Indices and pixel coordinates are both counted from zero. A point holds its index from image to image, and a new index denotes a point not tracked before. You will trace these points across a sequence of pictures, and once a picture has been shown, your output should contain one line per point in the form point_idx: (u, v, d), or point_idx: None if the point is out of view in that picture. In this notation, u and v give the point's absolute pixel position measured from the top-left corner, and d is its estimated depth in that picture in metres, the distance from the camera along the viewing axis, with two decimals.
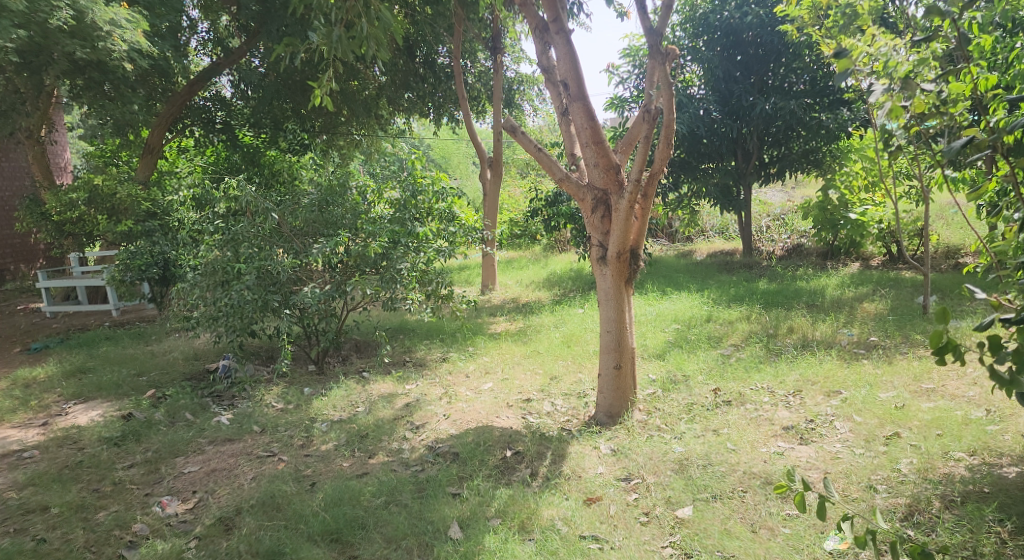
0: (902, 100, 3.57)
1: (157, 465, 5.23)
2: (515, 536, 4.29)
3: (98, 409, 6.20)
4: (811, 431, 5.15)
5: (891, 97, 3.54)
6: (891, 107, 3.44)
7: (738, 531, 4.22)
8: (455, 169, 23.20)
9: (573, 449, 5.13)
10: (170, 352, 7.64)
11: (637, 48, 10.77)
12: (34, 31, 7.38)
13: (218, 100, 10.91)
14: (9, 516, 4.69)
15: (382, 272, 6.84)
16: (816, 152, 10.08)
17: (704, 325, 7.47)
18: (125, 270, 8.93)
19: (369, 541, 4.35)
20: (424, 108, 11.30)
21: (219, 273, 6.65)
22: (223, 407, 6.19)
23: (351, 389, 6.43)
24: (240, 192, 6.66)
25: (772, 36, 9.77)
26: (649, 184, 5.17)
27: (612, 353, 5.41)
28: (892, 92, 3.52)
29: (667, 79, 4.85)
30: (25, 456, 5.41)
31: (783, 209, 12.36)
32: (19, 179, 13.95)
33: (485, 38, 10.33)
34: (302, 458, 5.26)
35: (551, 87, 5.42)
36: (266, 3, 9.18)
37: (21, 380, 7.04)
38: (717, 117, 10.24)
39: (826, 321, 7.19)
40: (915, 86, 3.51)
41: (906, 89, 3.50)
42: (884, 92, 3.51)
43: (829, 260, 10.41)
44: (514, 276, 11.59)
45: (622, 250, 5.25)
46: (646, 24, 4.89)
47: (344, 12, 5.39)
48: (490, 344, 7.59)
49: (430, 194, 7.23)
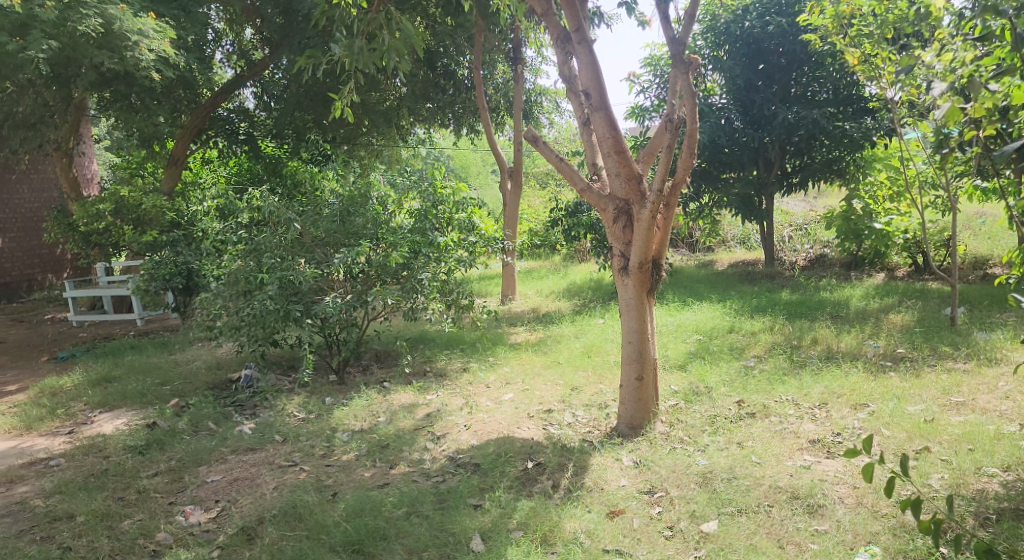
0: (959, 104, 3.30)
1: (180, 474, 5.26)
2: (537, 550, 4.25)
3: (123, 418, 6.24)
4: (839, 445, 5.08)
5: (950, 99, 3.21)
6: (947, 109, 3.15)
7: (765, 547, 4.14)
8: (474, 179, 23.40)
9: (595, 461, 5.09)
10: (192, 362, 7.68)
11: (657, 57, 10.81)
12: (64, 42, 7.49)
13: (241, 111, 11.15)
14: (36, 523, 4.71)
15: (403, 283, 6.87)
16: (840, 162, 9.92)
17: (726, 336, 7.41)
18: (150, 280, 8.99)
19: (390, 552, 4.32)
20: (445, 118, 11.36)
21: (241, 283, 6.67)
22: (245, 417, 6.22)
23: (373, 400, 6.44)
24: (263, 202, 6.74)
25: (796, 44, 9.79)
26: (672, 193, 5.13)
27: (634, 365, 5.36)
28: (951, 91, 3.20)
29: (690, 88, 4.83)
30: (52, 464, 5.46)
31: (805, 218, 12.18)
32: (48, 192, 14.29)
33: (506, 49, 10.29)
34: (323, 468, 5.27)
35: (573, 96, 5.42)
36: (289, 16, 9.30)
37: (48, 388, 7.12)
38: (739, 126, 10.26)
39: (852, 333, 7.11)
40: (977, 90, 3.20)
41: (968, 90, 3.17)
42: (944, 91, 3.19)
43: (854, 270, 10.22)
44: (533, 286, 11.56)
45: (644, 261, 5.20)
46: (668, 33, 4.87)
47: (366, 24, 5.44)
48: (510, 354, 7.58)
49: (450, 204, 7.33)
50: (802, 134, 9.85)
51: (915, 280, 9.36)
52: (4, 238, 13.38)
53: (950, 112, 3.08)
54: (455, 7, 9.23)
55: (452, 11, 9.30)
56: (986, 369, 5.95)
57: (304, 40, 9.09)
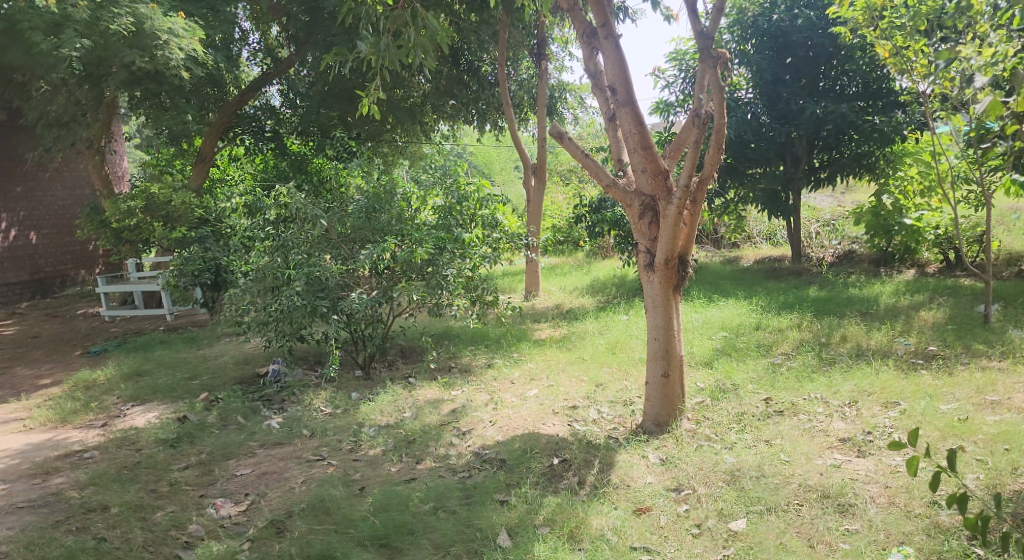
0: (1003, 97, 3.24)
1: (210, 467, 5.32)
2: (564, 545, 4.24)
3: (154, 412, 6.33)
4: (869, 443, 5.03)
5: (993, 93, 3.15)
6: (990, 103, 3.10)
7: (795, 546, 4.11)
8: (497, 175, 23.43)
9: (621, 458, 5.08)
10: (220, 357, 7.78)
11: (683, 51, 10.74)
12: (96, 40, 7.61)
13: (267, 109, 11.26)
14: (71, 514, 4.78)
15: (428, 279, 6.92)
16: (869, 156, 9.78)
17: (753, 333, 7.35)
18: (179, 276, 9.08)
19: (417, 547, 4.33)
20: (469, 114, 11.39)
21: (269, 279, 6.74)
22: (273, 411, 6.28)
23: (398, 395, 6.47)
24: (291, 199, 6.85)
25: (824, 38, 9.69)
26: (699, 189, 5.09)
27: (660, 361, 5.34)
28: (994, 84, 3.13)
29: (717, 82, 4.78)
30: (86, 456, 5.55)
31: (833, 213, 12.03)
32: (80, 189, 14.54)
33: (530, 46, 10.25)
34: (350, 463, 5.30)
35: (598, 92, 5.39)
36: (314, 14, 9.36)
37: (81, 382, 7.24)
38: (765, 121, 10.19)
39: (882, 330, 7.03)
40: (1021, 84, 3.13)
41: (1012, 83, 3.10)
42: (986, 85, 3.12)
43: (883, 267, 10.03)
44: (557, 283, 11.56)
45: (671, 257, 5.17)
46: (696, 26, 4.83)
47: (392, 22, 5.44)
48: (534, 350, 7.59)
49: (474, 201, 7.30)
50: (830, 129, 9.77)
51: (947, 276, 9.22)
52: (37, 234, 13.63)
53: (993, 107, 3.02)
54: (480, 3, 9.21)
55: (477, 6, 9.29)
56: (1021, 368, 5.86)
57: (328, 38, 9.19)
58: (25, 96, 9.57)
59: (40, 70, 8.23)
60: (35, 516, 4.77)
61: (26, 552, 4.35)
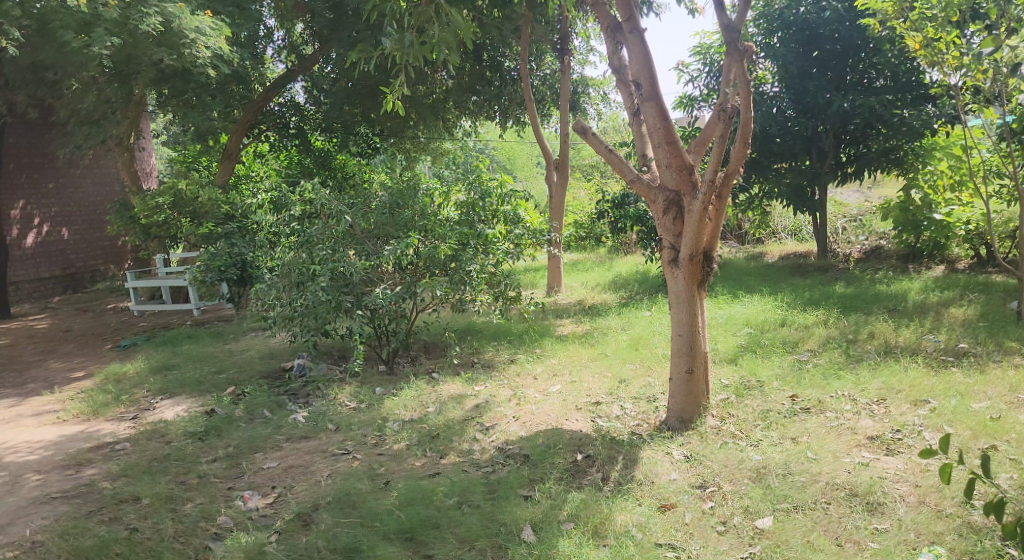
0: None
1: (238, 460, 5.37)
2: (589, 541, 4.24)
3: (183, 405, 6.41)
4: (898, 441, 4.98)
5: None
6: None
7: (822, 544, 4.08)
8: (519, 171, 23.47)
9: (645, 454, 5.07)
10: (246, 351, 7.86)
11: (707, 45, 10.67)
12: (126, 39, 7.73)
13: (292, 105, 11.23)
14: (104, 504, 4.85)
15: (452, 274, 6.97)
16: (897, 151, 9.70)
17: (778, 330, 7.30)
18: (205, 271, 9.15)
19: (443, 541, 4.35)
20: (492, 110, 11.40)
21: (293, 274, 6.82)
22: (298, 405, 6.33)
23: (422, 390, 6.50)
24: (315, 195, 6.98)
25: (852, 30, 9.58)
26: (724, 184, 5.05)
27: (684, 358, 5.32)
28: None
29: (744, 76, 4.74)
30: (117, 448, 5.63)
31: (860, 209, 11.91)
32: (110, 185, 14.73)
33: (553, 40, 10.25)
34: (375, 457, 5.34)
35: (622, 86, 5.37)
36: (337, 10, 9.40)
37: (112, 375, 7.35)
38: (791, 115, 10.17)
39: (911, 327, 6.95)
40: None
41: None
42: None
43: (911, 263, 9.86)
44: (579, 278, 11.54)
45: (695, 253, 5.15)
46: (722, 20, 4.79)
47: (416, 18, 5.46)
48: (557, 346, 7.58)
49: (495, 197, 7.28)
50: (858, 122, 9.75)
51: (979, 273, 9.06)
52: (69, 230, 13.85)
53: None
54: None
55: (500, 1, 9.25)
56: None
57: (353, 35, 9.25)
58: (56, 93, 9.71)
59: (71, 69, 8.36)
60: (69, 505, 4.85)
61: (60, 541, 4.42)
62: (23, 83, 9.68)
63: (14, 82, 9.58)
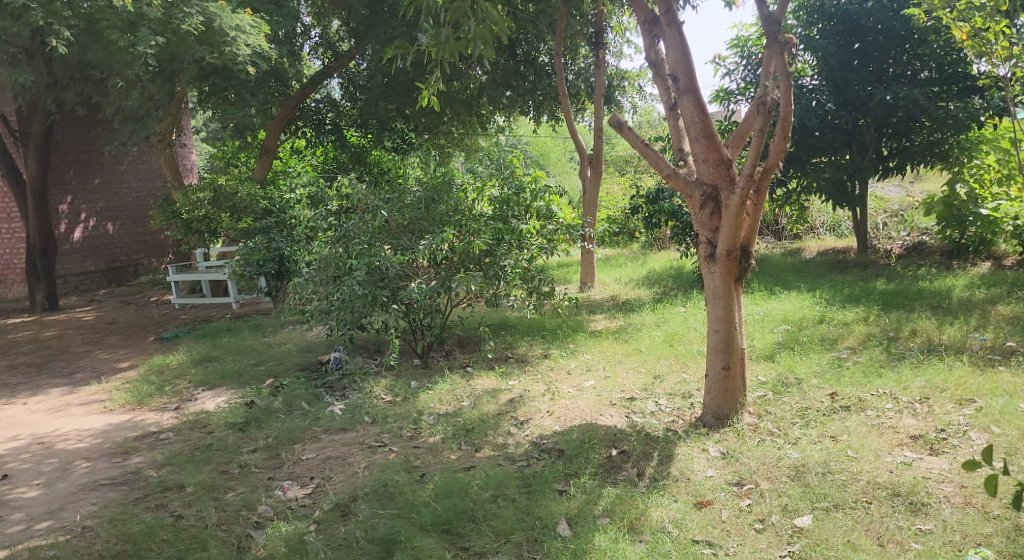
0: None
1: (277, 451, 5.45)
2: (625, 537, 4.22)
3: (224, 396, 6.52)
4: (943, 441, 4.90)
5: None
6: None
7: (863, 544, 4.03)
8: (553, 166, 23.47)
9: (680, 451, 5.04)
10: (284, 344, 7.96)
11: (745, 38, 10.56)
12: (170, 39, 7.87)
13: (329, 102, 11.45)
14: (149, 492, 4.95)
15: (486, 269, 6.99)
16: (941, 145, 9.37)
17: (817, 327, 7.21)
18: (245, 265, 9.33)
19: (478, 533, 4.38)
20: (526, 105, 11.39)
21: (331, 268, 6.87)
22: (335, 398, 6.41)
23: (457, 384, 6.54)
24: (352, 190, 7.01)
25: (896, 21, 9.42)
26: (763, 178, 4.99)
27: (721, 354, 5.27)
28: None
29: (785, 68, 4.66)
30: (162, 437, 5.75)
31: (902, 205, 11.71)
32: (153, 180, 15.00)
33: (588, 34, 10.20)
34: (411, 450, 5.39)
35: (659, 80, 5.33)
36: (374, 7, 9.47)
37: (155, 366, 7.50)
38: (831, 108, 10.01)
39: (955, 325, 6.82)
40: None
41: None
42: None
43: (955, 260, 9.60)
44: (613, 274, 11.50)
45: (733, 248, 5.09)
46: (762, 11, 4.73)
47: (452, 13, 5.45)
48: (591, 341, 7.57)
49: (529, 192, 7.33)
50: (901, 115, 9.52)
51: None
52: (113, 225, 14.13)
53: None
54: None
55: None
56: None
57: (389, 31, 9.31)
58: (101, 91, 9.87)
59: (117, 67, 8.51)
60: (116, 492, 4.96)
61: (109, 526, 4.53)
62: (70, 82, 9.80)
63: (62, 81, 9.75)
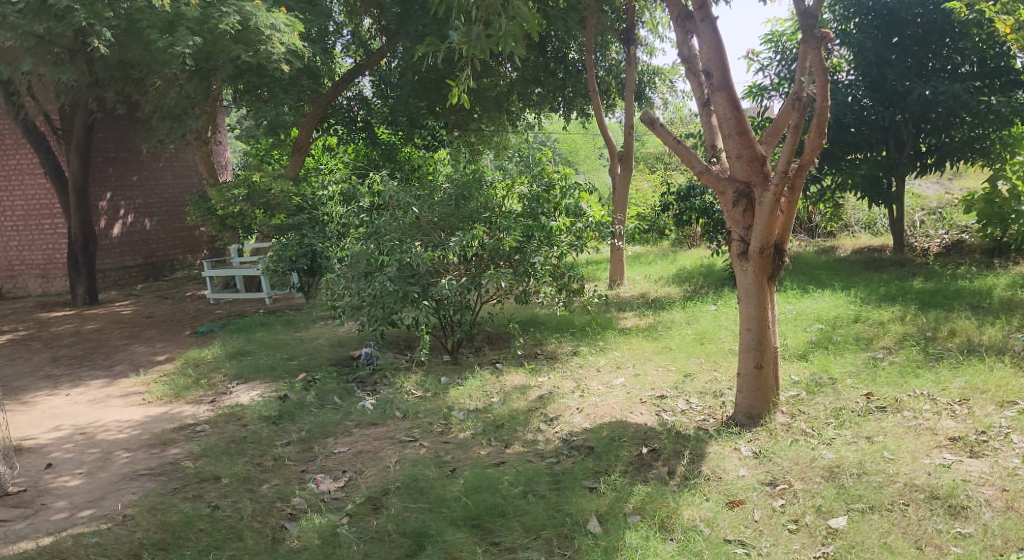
0: None
1: (310, 444, 5.51)
2: (656, 535, 4.19)
3: (258, 390, 6.60)
4: (983, 444, 4.81)
5: None
6: None
7: (900, 547, 3.96)
8: (583, 163, 23.44)
9: (712, 449, 5.02)
10: (316, 339, 8.04)
11: (779, 33, 10.45)
12: (206, 38, 7.96)
13: (360, 99, 11.48)
14: (186, 483, 5.03)
15: (516, 266, 7.02)
16: (983, 140, 9.37)
17: (851, 326, 7.11)
18: (278, 261, 9.44)
19: (508, 528, 4.38)
20: (556, 102, 11.37)
21: (362, 264, 6.87)
22: (366, 392, 6.46)
23: (486, 380, 6.55)
24: (384, 187, 7.05)
25: (936, 14, 9.26)
26: (797, 175, 4.93)
27: (753, 353, 5.23)
28: None
29: (821, 64, 4.59)
30: (198, 430, 5.83)
31: (939, 202, 11.54)
32: (189, 177, 15.20)
33: (619, 30, 10.13)
34: (441, 445, 5.41)
35: (692, 77, 5.29)
36: (406, 5, 9.53)
37: (190, 359, 7.61)
38: (867, 104, 9.83)
39: (995, 325, 6.70)
40: None
41: None
42: None
43: (996, 258, 9.42)
44: (643, 272, 11.45)
45: (766, 246, 5.04)
46: (799, 5, 4.65)
47: (483, 10, 5.42)
48: (620, 338, 7.55)
49: (559, 189, 7.33)
50: (940, 111, 9.43)
51: None
52: (150, 221, 14.35)
53: None
54: None
55: None
56: None
57: (420, 29, 9.34)
58: (141, 90, 10.02)
59: (155, 67, 8.65)
60: (155, 482, 5.05)
61: (148, 515, 4.60)
62: (111, 81, 9.95)
63: (102, 81, 9.92)
